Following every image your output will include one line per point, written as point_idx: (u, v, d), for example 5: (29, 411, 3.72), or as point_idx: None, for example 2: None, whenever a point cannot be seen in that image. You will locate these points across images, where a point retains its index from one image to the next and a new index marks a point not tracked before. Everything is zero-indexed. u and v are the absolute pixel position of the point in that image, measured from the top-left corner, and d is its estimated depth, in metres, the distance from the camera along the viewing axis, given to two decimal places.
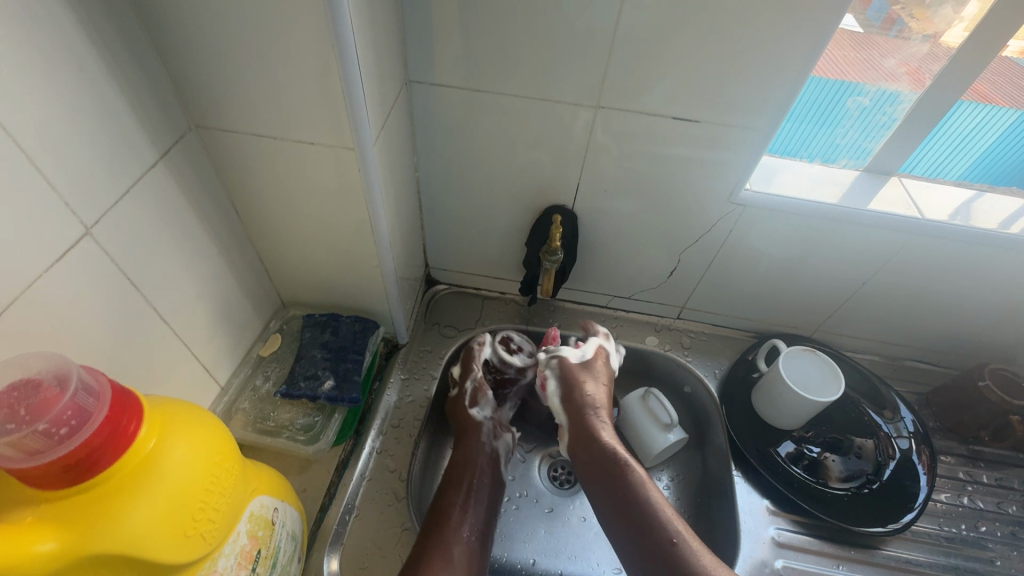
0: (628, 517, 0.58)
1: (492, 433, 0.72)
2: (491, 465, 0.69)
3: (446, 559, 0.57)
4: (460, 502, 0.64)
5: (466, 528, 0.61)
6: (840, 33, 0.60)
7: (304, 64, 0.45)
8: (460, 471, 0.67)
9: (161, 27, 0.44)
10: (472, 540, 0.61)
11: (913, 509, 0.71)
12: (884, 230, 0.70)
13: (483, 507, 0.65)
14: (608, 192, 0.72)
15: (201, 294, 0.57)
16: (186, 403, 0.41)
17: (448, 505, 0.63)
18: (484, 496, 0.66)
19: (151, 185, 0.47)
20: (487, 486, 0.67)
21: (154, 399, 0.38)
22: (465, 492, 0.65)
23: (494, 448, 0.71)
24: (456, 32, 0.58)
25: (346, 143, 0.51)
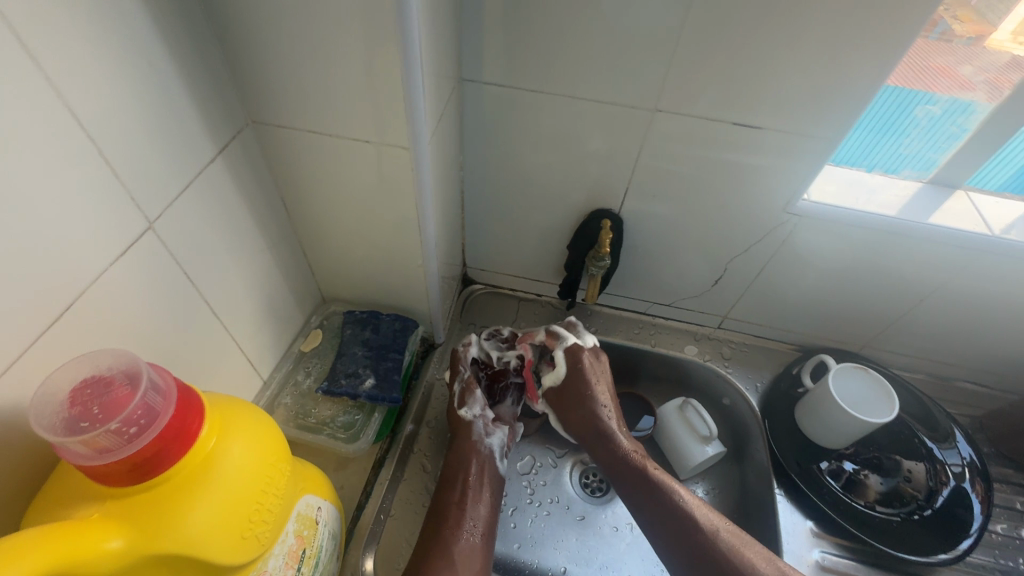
0: (660, 525, 0.63)
1: (483, 430, 0.68)
2: (487, 462, 0.67)
3: (447, 561, 0.58)
4: (455, 501, 0.63)
5: (466, 528, 0.62)
6: (923, 40, 0.57)
7: (366, 62, 0.44)
8: (453, 471, 0.65)
9: (226, 23, 0.44)
10: (473, 539, 0.61)
11: (970, 537, 0.68)
12: (949, 247, 0.66)
13: (482, 504, 0.64)
14: (657, 197, 0.70)
15: (249, 289, 0.57)
16: (239, 401, 0.40)
17: (445, 503, 0.63)
18: (483, 493, 0.65)
19: (209, 181, 0.47)
20: (486, 482, 0.66)
21: (211, 398, 0.39)
22: (460, 490, 0.64)
23: (488, 446, 0.67)
24: (514, 30, 0.56)
25: (402, 142, 0.50)
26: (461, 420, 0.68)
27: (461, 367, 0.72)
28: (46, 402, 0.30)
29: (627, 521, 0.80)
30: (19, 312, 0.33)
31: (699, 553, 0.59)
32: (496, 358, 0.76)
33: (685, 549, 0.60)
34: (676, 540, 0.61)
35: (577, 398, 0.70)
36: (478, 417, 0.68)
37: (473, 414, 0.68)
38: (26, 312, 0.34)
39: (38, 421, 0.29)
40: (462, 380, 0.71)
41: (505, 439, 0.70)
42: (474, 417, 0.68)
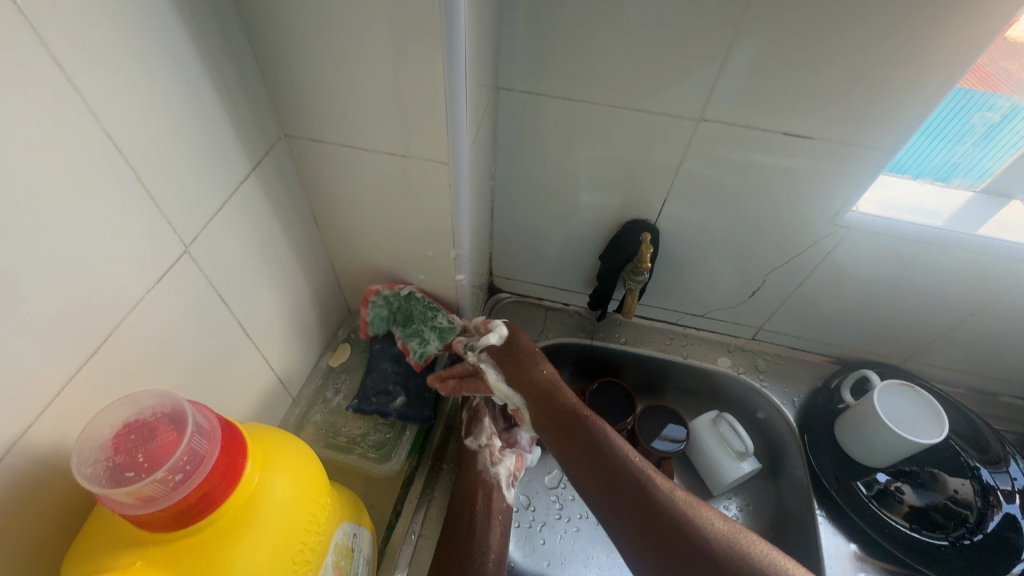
0: (611, 495, 0.51)
1: (489, 460, 0.65)
2: (494, 490, 0.64)
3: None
4: (466, 530, 0.61)
5: (478, 556, 0.59)
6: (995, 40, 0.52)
7: (408, 75, 0.42)
8: (465, 496, 0.64)
9: (262, 35, 0.42)
10: (485, 568, 0.59)
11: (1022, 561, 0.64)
12: (1004, 260, 0.63)
13: (492, 533, 0.61)
14: (696, 207, 0.67)
15: (279, 306, 0.55)
16: (279, 432, 0.39)
17: (456, 531, 0.61)
18: (492, 521, 0.62)
19: (243, 198, 0.46)
20: (495, 509, 0.63)
21: (252, 430, 0.37)
22: (470, 517, 0.62)
23: (496, 475, 0.65)
24: (555, 35, 0.54)
25: (440, 157, 0.48)
26: (468, 450, 0.66)
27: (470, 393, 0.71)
28: (89, 447, 0.29)
29: None
30: (56, 346, 0.32)
31: (656, 520, 0.48)
32: None
33: (639, 518, 0.48)
34: (630, 510, 0.49)
35: (523, 356, 0.62)
36: (485, 446, 0.66)
37: (479, 443, 0.66)
38: (66, 347, 0.32)
39: (81, 471, 0.28)
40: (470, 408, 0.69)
41: (515, 466, 0.67)
42: (480, 446, 0.66)
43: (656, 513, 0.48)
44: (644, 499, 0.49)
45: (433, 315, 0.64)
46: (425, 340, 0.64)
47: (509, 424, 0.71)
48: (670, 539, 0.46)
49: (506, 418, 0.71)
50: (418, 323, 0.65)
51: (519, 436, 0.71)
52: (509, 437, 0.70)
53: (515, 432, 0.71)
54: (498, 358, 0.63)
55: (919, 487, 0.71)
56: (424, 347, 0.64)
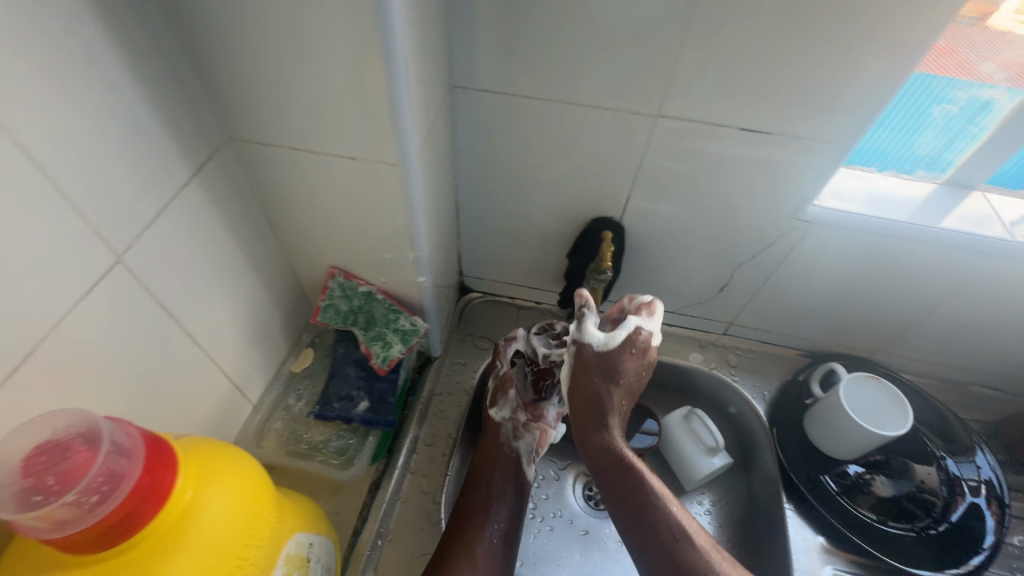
0: (647, 544, 0.56)
1: (511, 433, 0.68)
2: (513, 467, 0.66)
3: (469, 560, 0.58)
4: (481, 502, 0.63)
5: (490, 529, 0.62)
6: (952, 28, 0.52)
7: (350, 77, 0.41)
8: (481, 470, 0.66)
9: (196, 36, 0.40)
10: (496, 541, 0.61)
11: (979, 553, 0.66)
12: (966, 251, 0.63)
13: (506, 508, 0.64)
14: (659, 203, 0.67)
15: (233, 312, 0.54)
16: (219, 443, 0.38)
17: (469, 504, 0.63)
18: (508, 495, 0.65)
19: (185, 205, 0.44)
20: (512, 484, 0.66)
21: (188, 445, 0.36)
22: (485, 492, 0.64)
23: (516, 449, 0.68)
24: (507, 31, 0.53)
25: (390, 158, 0.47)
26: (491, 420, 0.70)
27: (501, 363, 0.73)
28: None
29: None
30: None
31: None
32: (542, 355, 0.71)
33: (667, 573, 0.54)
34: (661, 562, 0.54)
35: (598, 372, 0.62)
36: (509, 419, 0.69)
37: (503, 415, 0.69)
38: None
39: None
40: (498, 378, 0.71)
41: (539, 442, 0.69)
42: (503, 419, 0.69)
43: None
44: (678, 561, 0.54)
45: (395, 318, 0.64)
46: (387, 344, 0.64)
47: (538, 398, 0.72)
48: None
49: (535, 391, 0.73)
50: (380, 326, 0.65)
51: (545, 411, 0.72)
52: (536, 410, 0.72)
53: (542, 407, 0.72)
54: (580, 368, 0.63)
55: (889, 477, 0.72)
56: (387, 351, 0.64)
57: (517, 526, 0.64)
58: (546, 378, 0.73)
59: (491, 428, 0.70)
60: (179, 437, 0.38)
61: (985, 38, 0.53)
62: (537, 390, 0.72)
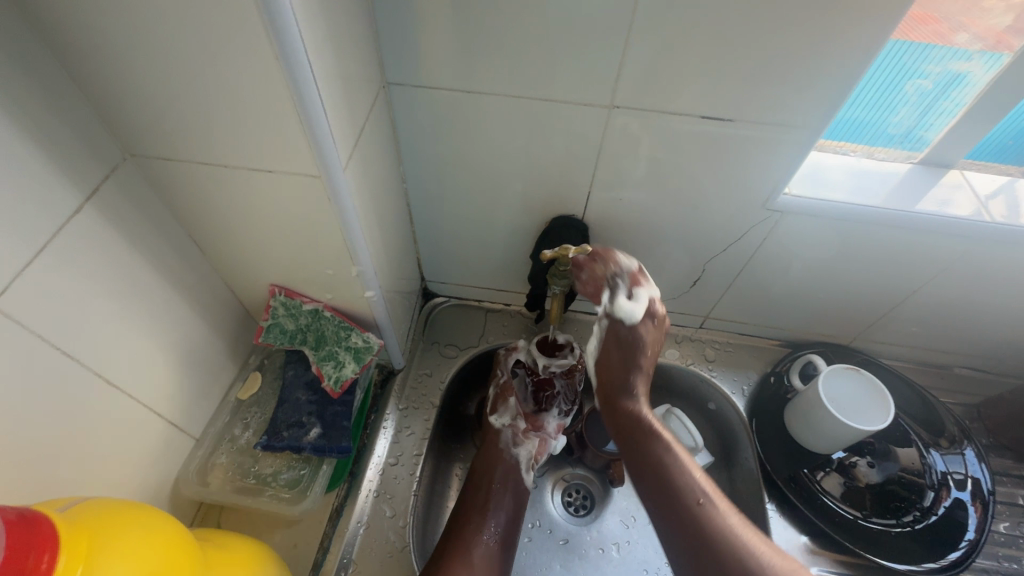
0: (688, 553, 0.50)
1: (511, 440, 0.69)
2: (512, 472, 0.68)
3: (466, 563, 0.60)
4: (478, 508, 0.65)
5: (487, 533, 0.63)
6: None
7: (246, 83, 0.37)
8: (479, 476, 0.67)
9: (65, 46, 0.36)
10: (492, 544, 0.63)
11: (960, 548, 0.64)
12: (946, 235, 0.60)
13: (504, 511, 0.65)
14: (622, 198, 0.63)
15: (156, 343, 0.50)
16: (122, 506, 0.36)
17: (466, 509, 0.65)
18: (505, 500, 0.66)
19: (77, 236, 0.40)
20: (509, 490, 0.67)
21: (77, 513, 0.33)
22: (483, 497, 0.65)
23: (515, 456, 0.69)
24: (436, 21, 0.48)
25: (309, 170, 0.42)
26: (490, 426, 0.70)
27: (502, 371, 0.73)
28: None
29: (613, 541, 0.75)
30: None
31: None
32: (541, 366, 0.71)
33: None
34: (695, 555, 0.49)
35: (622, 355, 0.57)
36: (508, 425, 0.70)
37: (503, 422, 0.70)
38: None
39: None
40: (498, 385, 0.72)
41: (535, 450, 0.70)
42: (503, 426, 0.70)
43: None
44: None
45: (347, 336, 0.61)
46: (340, 364, 0.61)
47: (539, 409, 0.73)
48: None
49: (536, 402, 0.73)
50: (331, 345, 0.61)
51: (546, 421, 0.73)
52: (536, 420, 0.73)
53: (543, 417, 0.73)
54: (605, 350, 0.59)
55: (873, 460, 0.71)
56: (339, 371, 0.61)
57: (513, 531, 0.65)
58: (546, 390, 0.73)
59: (490, 434, 0.71)
60: (71, 503, 0.35)
61: (956, 6, 0.50)
62: (537, 400, 0.73)
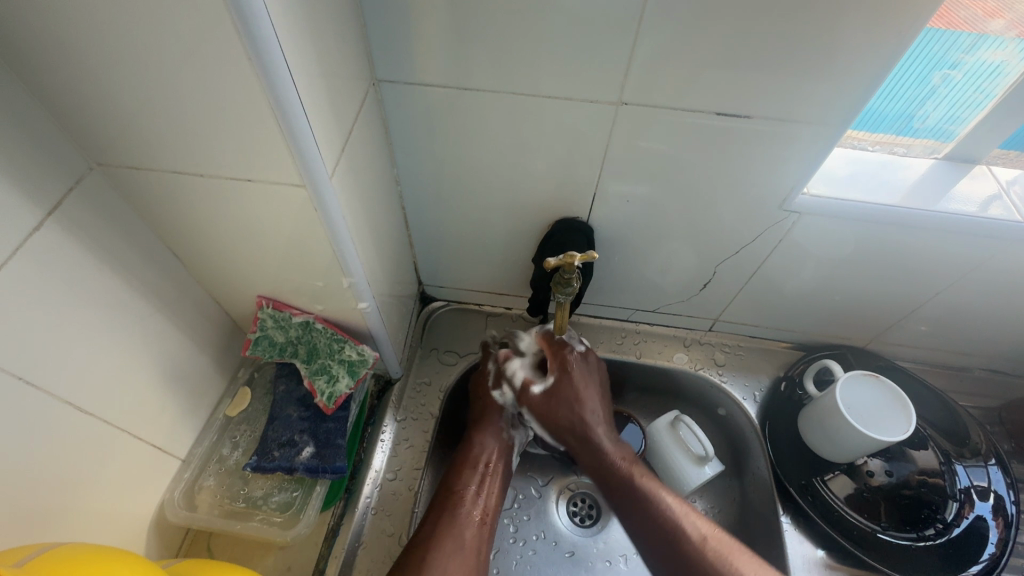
0: (636, 522, 0.57)
1: (510, 421, 0.67)
2: (508, 452, 0.65)
3: (457, 543, 0.56)
4: (474, 486, 0.61)
5: (478, 512, 0.59)
6: None
7: (217, 87, 0.33)
8: (474, 454, 0.63)
9: (13, 48, 0.32)
10: (482, 525, 0.58)
11: (981, 561, 0.62)
12: (974, 236, 0.57)
13: (494, 492, 0.62)
14: (630, 200, 0.60)
15: (136, 364, 0.47)
16: (79, 563, 0.32)
17: (462, 486, 0.60)
18: (499, 479, 0.63)
19: (40, 255, 0.37)
20: (501, 471, 0.64)
21: (31, 569, 0.30)
22: (480, 475, 0.62)
23: (512, 438, 0.66)
24: (428, 15, 0.45)
25: (292, 179, 0.39)
26: (492, 403, 0.67)
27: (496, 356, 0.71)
28: None
29: (621, 553, 0.72)
30: None
31: (681, 556, 0.53)
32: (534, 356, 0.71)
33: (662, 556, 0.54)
34: (659, 552, 0.54)
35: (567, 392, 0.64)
36: (510, 405, 0.67)
37: (505, 400, 0.67)
38: None
39: None
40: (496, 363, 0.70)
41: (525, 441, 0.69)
42: (506, 402, 0.67)
43: (690, 560, 0.52)
44: (675, 542, 0.54)
45: (340, 348, 0.57)
46: (333, 379, 0.58)
47: None
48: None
49: None
50: (324, 358, 0.58)
51: None
52: None
53: None
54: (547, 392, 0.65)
55: (890, 465, 0.68)
56: (333, 386, 0.58)
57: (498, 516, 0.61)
58: None
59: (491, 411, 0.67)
60: (32, 555, 0.32)
61: None
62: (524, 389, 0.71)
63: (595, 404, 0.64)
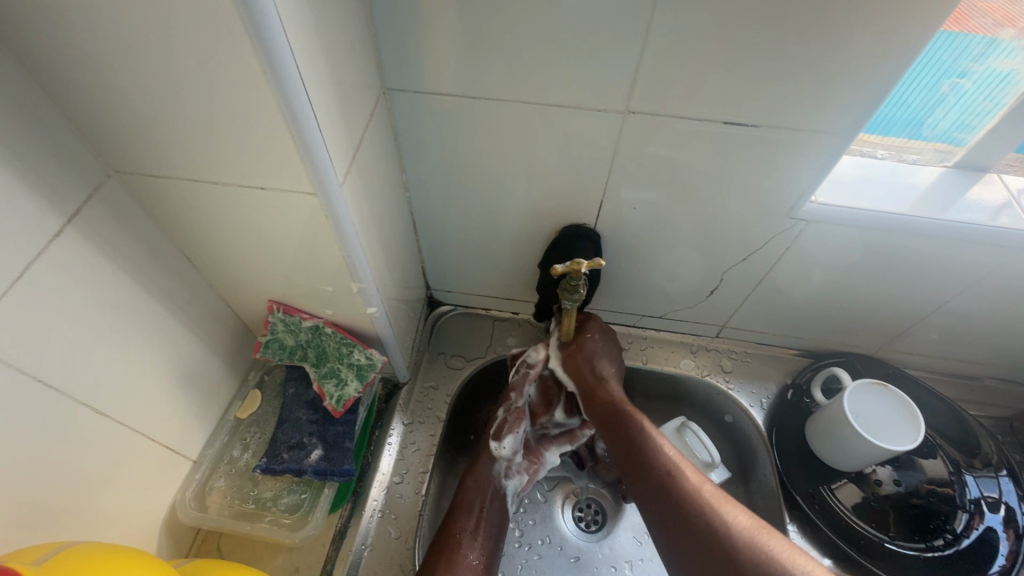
0: (633, 469, 0.57)
1: (504, 471, 0.67)
2: (500, 500, 0.65)
3: None
4: (469, 530, 0.61)
5: (472, 559, 0.59)
6: None
7: (232, 98, 0.34)
8: (470, 497, 0.63)
9: (36, 61, 0.33)
10: (475, 571, 0.59)
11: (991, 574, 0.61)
12: (984, 245, 0.56)
13: (488, 538, 0.62)
14: (637, 207, 0.60)
15: (150, 367, 0.48)
16: (96, 563, 0.33)
17: (457, 530, 0.61)
18: (493, 527, 0.63)
19: (58, 260, 0.38)
20: (495, 518, 0.63)
21: (44, 568, 0.31)
22: (474, 521, 0.62)
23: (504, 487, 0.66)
24: (438, 25, 0.45)
25: (304, 187, 0.40)
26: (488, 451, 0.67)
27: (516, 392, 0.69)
28: None
29: (626, 559, 0.72)
30: None
31: (671, 496, 0.53)
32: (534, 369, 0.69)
33: (658, 496, 0.54)
34: (651, 494, 0.55)
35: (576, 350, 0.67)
36: (507, 457, 0.67)
37: (503, 452, 0.67)
38: None
39: None
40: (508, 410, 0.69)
41: (522, 485, 0.69)
42: (501, 454, 0.67)
43: (680, 500, 0.53)
44: (668, 479, 0.55)
45: (349, 352, 0.58)
46: (342, 382, 0.59)
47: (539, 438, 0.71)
48: (715, 551, 0.48)
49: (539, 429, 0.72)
50: (333, 362, 0.59)
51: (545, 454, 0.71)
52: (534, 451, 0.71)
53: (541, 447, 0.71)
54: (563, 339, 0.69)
55: (898, 472, 0.67)
56: (342, 390, 0.59)
57: (494, 564, 0.61)
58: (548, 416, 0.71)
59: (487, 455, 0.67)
60: (49, 555, 0.33)
61: None
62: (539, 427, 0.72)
63: (603, 366, 0.66)
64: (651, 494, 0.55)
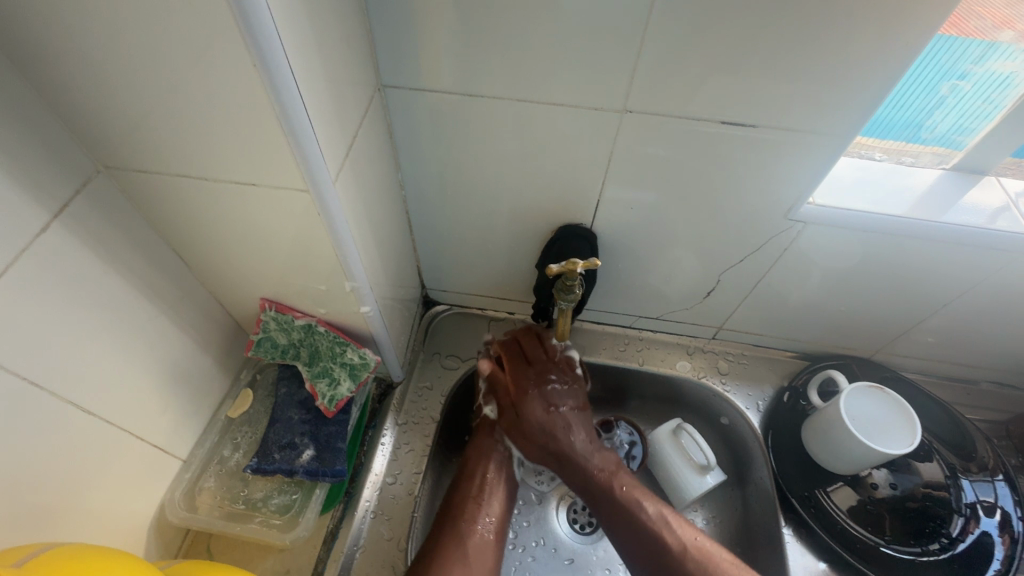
0: (621, 531, 0.61)
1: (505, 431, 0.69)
2: (506, 463, 0.67)
3: (460, 553, 0.58)
4: (474, 495, 0.63)
5: (482, 523, 0.62)
6: None
7: (222, 92, 0.33)
8: (472, 465, 0.66)
9: (22, 53, 0.33)
10: (487, 535, 0.61)
11: None
12: (982, 248, 0.56)
13: (497, 500, 0.64)
14: (634, 207, 0.59)
15: (139, 365, 0.48)
16: (77, 565, 0.32)
17: (461, 498, 0.63)
18: (500, 489, 0.65)
19: (45, 256, 0.37)
20: (501, 479, 0.66)
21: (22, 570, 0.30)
22: (478, 485, 0.64)
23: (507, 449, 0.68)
24: (433, 21, 0.45)
25: (296, 184, 0.39)
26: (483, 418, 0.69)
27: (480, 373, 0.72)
28: None
29: (621, 561, 0.71)
30: None
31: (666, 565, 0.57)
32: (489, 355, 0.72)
33: (651, 563, 0.59)
34: (641, 551, 0.59)
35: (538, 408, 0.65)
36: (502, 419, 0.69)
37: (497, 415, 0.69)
38: None
39: None
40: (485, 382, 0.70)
41: None
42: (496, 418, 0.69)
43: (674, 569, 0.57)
44: (659, 553, 0.58)
45: (342, 351, 0.58)
46: (335, 382, 0.58)
47: None
48: None
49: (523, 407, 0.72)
50: (326, 361, 0.58)
51: None
52: None
53: None
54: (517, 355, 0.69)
55: (894, 476, 0.67)
56: (334, 389, 0.58)
57: (508, 521, 0.64)
58: None
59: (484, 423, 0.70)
60: (29, 557, 0.32)
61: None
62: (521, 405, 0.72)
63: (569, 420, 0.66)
64: (644, 559, 0.59)
